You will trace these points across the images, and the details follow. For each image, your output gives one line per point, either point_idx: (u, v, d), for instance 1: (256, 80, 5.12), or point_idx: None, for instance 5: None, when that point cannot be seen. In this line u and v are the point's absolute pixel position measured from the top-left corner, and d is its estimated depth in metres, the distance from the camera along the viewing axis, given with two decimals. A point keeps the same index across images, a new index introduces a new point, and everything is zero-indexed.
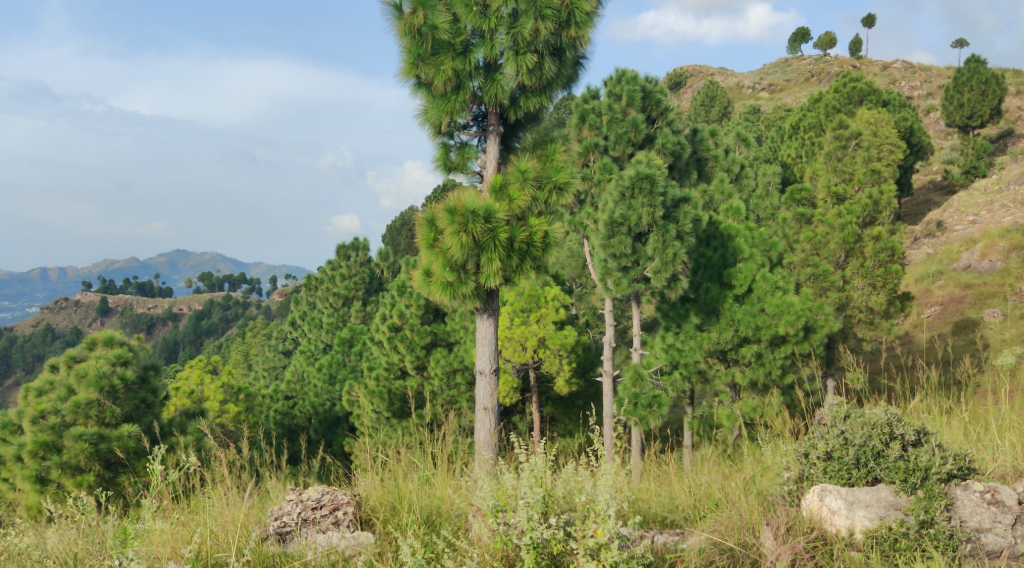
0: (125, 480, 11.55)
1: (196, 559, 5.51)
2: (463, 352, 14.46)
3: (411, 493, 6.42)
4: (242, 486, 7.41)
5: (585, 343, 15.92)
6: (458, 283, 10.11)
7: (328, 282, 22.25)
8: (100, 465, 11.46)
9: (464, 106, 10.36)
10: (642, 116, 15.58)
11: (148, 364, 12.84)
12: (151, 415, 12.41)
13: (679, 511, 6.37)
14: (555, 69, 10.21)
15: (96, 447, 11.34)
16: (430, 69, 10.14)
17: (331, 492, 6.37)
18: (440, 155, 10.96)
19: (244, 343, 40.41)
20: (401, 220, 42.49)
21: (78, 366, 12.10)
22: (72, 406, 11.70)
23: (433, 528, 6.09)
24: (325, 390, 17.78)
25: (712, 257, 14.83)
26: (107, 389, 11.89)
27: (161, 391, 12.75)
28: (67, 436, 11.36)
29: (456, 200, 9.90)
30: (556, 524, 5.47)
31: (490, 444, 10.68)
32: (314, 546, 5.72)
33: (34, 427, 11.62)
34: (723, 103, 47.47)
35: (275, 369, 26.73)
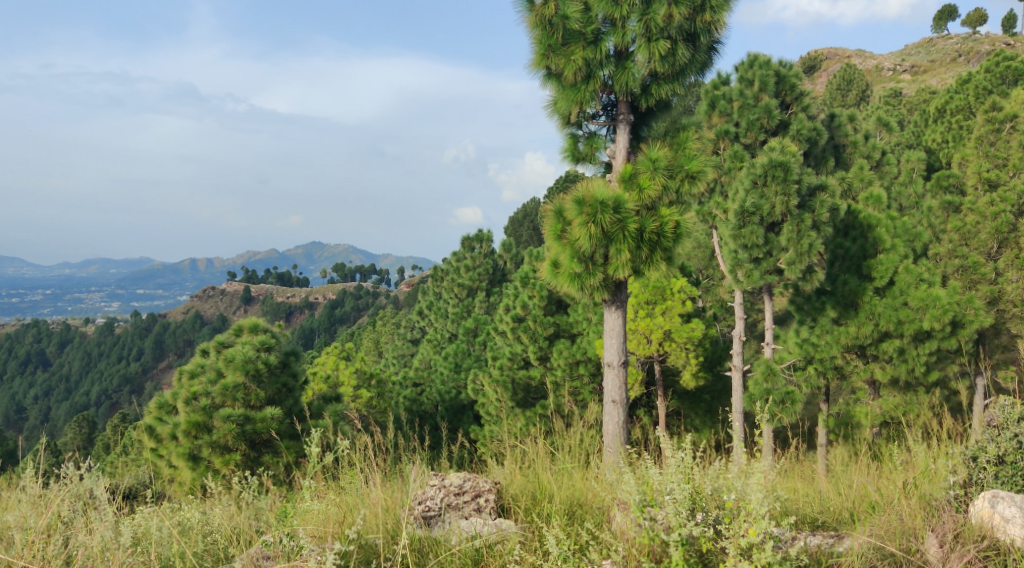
0: (269, 459, 12.15)
1: (354, 541, 5.67)
2: (586, 343, 14.25)
3: (552, 484, 6.46)
4: (377, 469, 7.63)
5: (713, 337, 15.54)
6: (586, 275, 10.00)
7: (454, 273, 22.66)
8: (246, 445, 12.09)
9: (595, 96, 10.23)
10: (775, 101, 14.98)
11: (289, 350, 13.47)
12: (292, 398, 13.05)
13: (831, 513, 6.12)
14: (689, 55, 9.94)
15: (242, 427, 11.99)
16: (561, 59, 10.09)
17: (473, 479, 6.49)
18: (569, 145, 10.93)
19: (374, 331, 41.82)
20: (525, 212, 42.73)
21: (226, 351, 12.79)
22: (221, 389, 12.37)
23: (574, 520, 6.05)
24: (451, 378, 18.07)
25: (850, 248, 14.08)
26: (252, 373, 12.51)
27: (301, 375, 13.35)
28: (216, 416, 12.02)
29: (586, 191, 9.82)
30: (704, 522, 5.36)
31: (618, 436, 10.57)
32: (458, 532, 5.77)
33: (188, 408, 12.33)
34: (861, 86, 45.22)
35: (404, 356, 27.47)
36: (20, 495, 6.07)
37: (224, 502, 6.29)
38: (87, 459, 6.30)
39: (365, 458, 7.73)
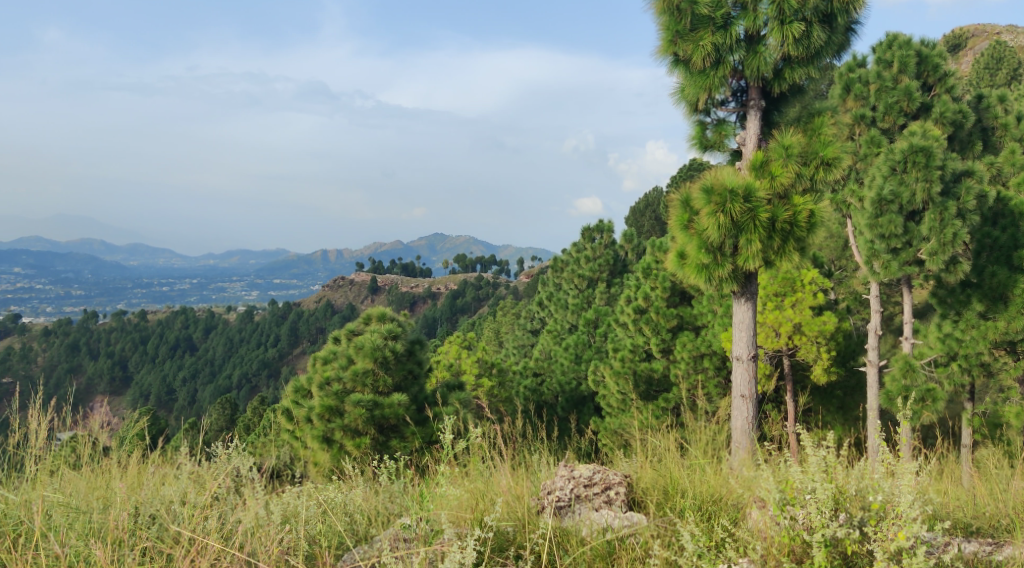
0: (397, 444, 12.50)
1: (495, 531, 5.67)
2: (711, 336, 13.91)
3: (684, 478, 6.35)
4: (503, 458, 7.70)
5: (846, 331, 14.90)
6: (713, 266, 9.78)
7: (574, 264, 22.65)
8: (374, 430, 12.49)
9: (724, 81, 9.96)
10: (916, 83, 14.14)
11: (415, 339, 13.81)
12: (418, 386, 13.41)
13: (986, 519, 5.76)
14: (825, 37, 9.49)
15: (371, 412, 12.37)
16: (689, 45, 9.88)
17: (603, 471, 6.50)
18: (696, 133, 10.69)
19: (495, 321, 42.33)
20: (646, 202, 42.16)
21: (356, 339, 13.24)
22: (352, 374, 12.84)
23: (707, 516, 5.94)
24: (571, 368, 18.06)
25: (999, 237, 13.19)
26: (380, 360, 12.91)
27: (425, 363, 13.69)
28: (347, 401, 12.44)
29: (714, 179, 9.59)
30: (848, 523, 5.15)
31: (747, 433, 10.28)
32: (589, 523, 5.75)
33: (322, 392, 12.84)
34: (1012, 64, 42.13)
35: (524, 347, 27.70)
36: (174, 470, 6.46)
37: (358, 486, 6.49)
38: (231, 439, 6.65)
39: (490, 447, 7.82)
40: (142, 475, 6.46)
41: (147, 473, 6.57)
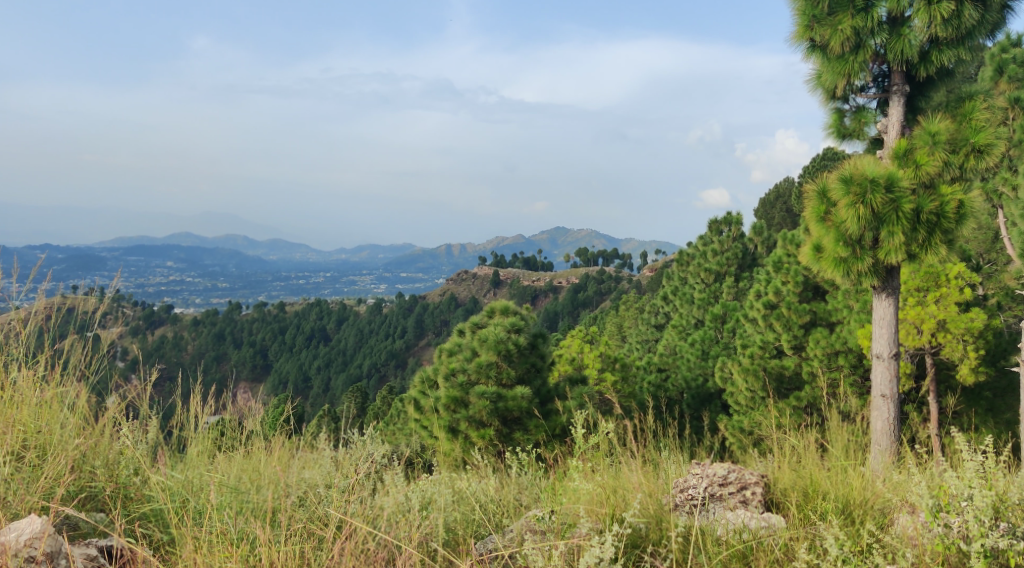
0: (520, 436, 12.59)
1: (635, 530, 5.58)
2: (846, 333, 13.30)
3: (825, 480, 6.15)
4: (630, 454, 7.61)
5: (996, 329, 13.95)
6: (853, 260, 9.34)
7: (701, 257, 22.22)
8: (498, 422, 12.62)
9: (864, 67, 9.50)
10: None
11: (538, 332, 13.86)
12: (541, 379, 13.49)
13: None
14: (977, 16, 8.88)
15: (495, 404, 12.50)
16: (826, 30, 9.48)
17: (738, 471, 6.37)
18: (833, 121, 10.25)
19: (617, 316, 42.04)
20: (776, 193, 40.78)
21: (481, 332, 13.42)
22: (476, 366, 13.02)
23: (851, 519, 5.71)
24: (698, 364, 17.61)
25: None
26: (504, 353, 13.03)
27: (548, 356, 13.72)
28: (472, 393, 12.64)
29: (854, 168, 9.16)
30: (1010, 534, 4.84)
31: (889, 435, 9.76)
32: (724, 522, 5.62)
33: (448, 383, 13.10)
34: None
35: (648, 342, 27.38)
36: (314, 455, 6.75)
37: (488, 477, 6.59)
38: (367, 427, 6.88)
39: (618, 443, 7.76)
40: (285, 457, 6.78)
41: (288, 457, 6.89)
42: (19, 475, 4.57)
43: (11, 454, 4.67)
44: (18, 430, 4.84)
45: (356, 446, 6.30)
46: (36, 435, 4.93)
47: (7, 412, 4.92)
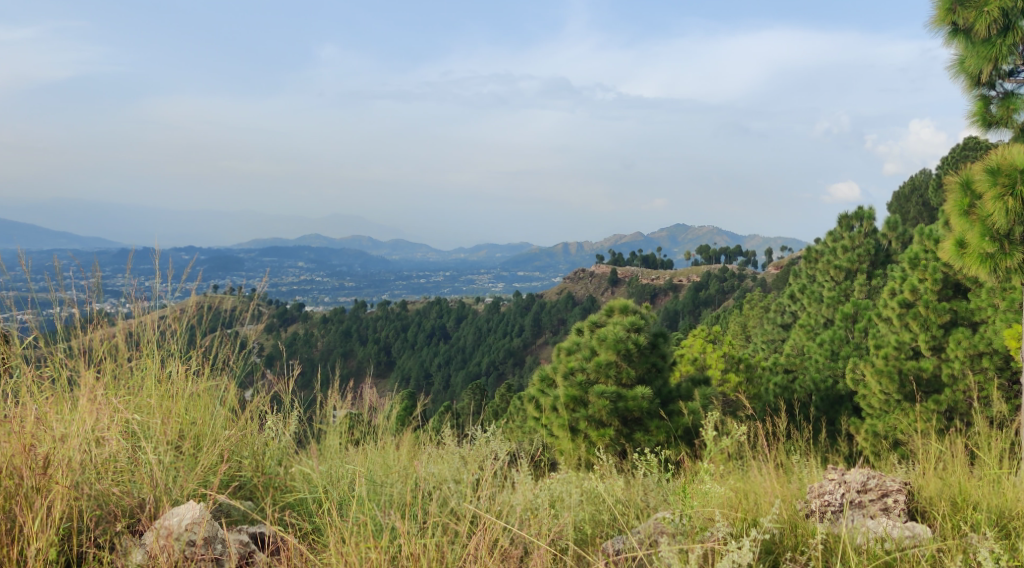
0: (641, 437, 12.45)
1: (769, 536, 5.43)
2: (992, 334, 12.48)
3: (976, 491, 5.83)
4: (759, 457, 7.40)
5: None
6: (1000, 256, 8.73)
7: (830, 255, 21.37)
8: (618, 422, 12.50)
9: (1014, 50, 8.86)
10: None
11: (659, 331, 13.59)
12: (662, 379, 13.22)
13: None
14: None
15: (615, 404, 12.37)
16: (971, 12, 8.93)
17: (878, 477, 6.07)
18: (978, 109, 9.63)
19: (741, 314, 40.99)
20: (913, 185, 38.73)
21: (599, 331, 13.26)
22: (595, 365, 12.94)
23: (1005, 532, 5.37)
24: (827, 365, 16.83)
25: None
26: (623, 352, 12.83)
27: (669, 355, 13.40)
28: (592, 392, 12.57)
29: (1002, 158, 8.54)
30: None
31: None
32: (865, 531, 5.36)
33: (567, 382, 13.07)
34: None
35: (774, 342, 26.55)
36: (439, 450, 6.89)
37: (615, 477, 6.56)
38: (490, 424, 6.97)
39: (749, 447, 7.57)
40: (411, 452, 6.94)
41: (414, 452, 7.05)
42: (178, 462, 4.84)
43: (170, 442, 4.97)
44: (175, 421, 5.16)
45: (478, 444, 6.39)
46: (190, 426, 5.26)
47: (165, 404, 5.26)
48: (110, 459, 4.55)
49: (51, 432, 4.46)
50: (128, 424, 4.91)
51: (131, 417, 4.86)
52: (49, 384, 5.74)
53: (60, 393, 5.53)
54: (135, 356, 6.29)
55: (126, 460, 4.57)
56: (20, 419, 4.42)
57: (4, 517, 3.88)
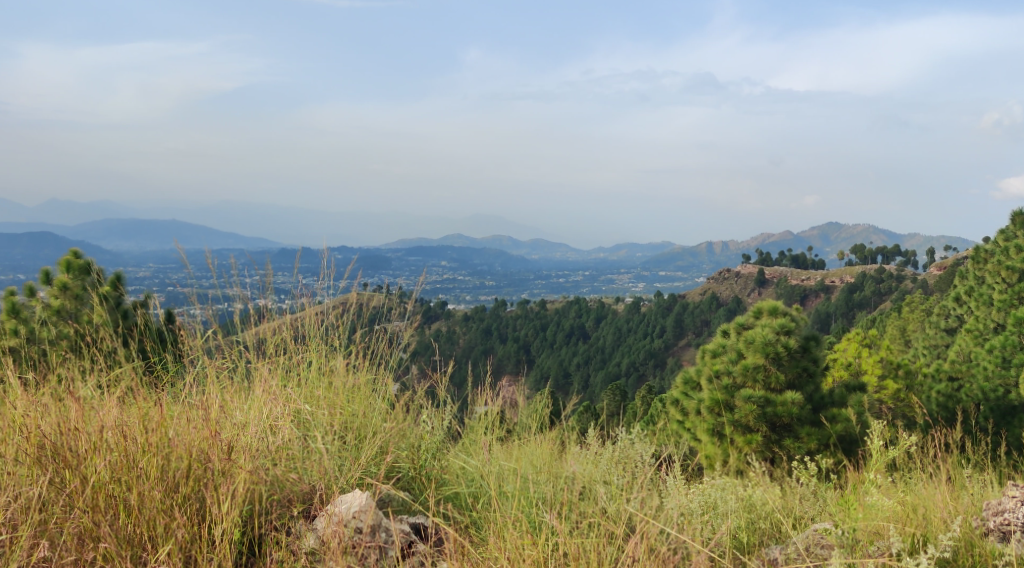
0: (792, 444, 11.96)
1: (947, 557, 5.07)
2: None
3: None
4: (925, 471, 6.91)
5: None
6: None
7: (1001, 255, 19.82)
8: (767, 427, 12.02)
9: None
10: None
11: (811, 334, 12.76)
12: (813, 385, 12.60)
13: None
14: None
15: (763, 410, 11.92)
16: None
17: None
18: None
19: (900, 318, 38.64)
20: None
21: (747, 332, 12.79)
22: (742, 369, 12.54)
23: None
24: (997, 373, 15.22)
25: None
26: (773, 356, 12.31)
27: (823, 360, 12.62)
28: (738, 396, 12.14)
29: None
30: None
31: None
32: None
33: (712, 386, 12.69)
34: None
35: (936, 348, 24.89)
36: (583, 451, 6.86)
37: (768, 484, 6.32)
38: (636, 425, 6.87)
39: (915, 458, 7.11)
40: (556, 451, 6.93)
41: (558, 451, 7.04)
42: (344, 451, 5.06)
43: (336, 433, 5.21)
44: (339, 413, 5.40)
45: (624, 444, 6.29)
46: (353, 418, 5.49)
47: (330, 396, 5.53)
48: (284, 446, 4.81)
49: (232, 420, 4.75)
50: (299, 414, 5.22)
51: (302, 407, 5.16)
52: (228, 374, 6.12)
53: (237, 383, 5.89)
54: (302, 350, 6.63)
55: (298, 448, 4.85)
56: (205, 407, 4.72)
57: (195, 499, 4.10)
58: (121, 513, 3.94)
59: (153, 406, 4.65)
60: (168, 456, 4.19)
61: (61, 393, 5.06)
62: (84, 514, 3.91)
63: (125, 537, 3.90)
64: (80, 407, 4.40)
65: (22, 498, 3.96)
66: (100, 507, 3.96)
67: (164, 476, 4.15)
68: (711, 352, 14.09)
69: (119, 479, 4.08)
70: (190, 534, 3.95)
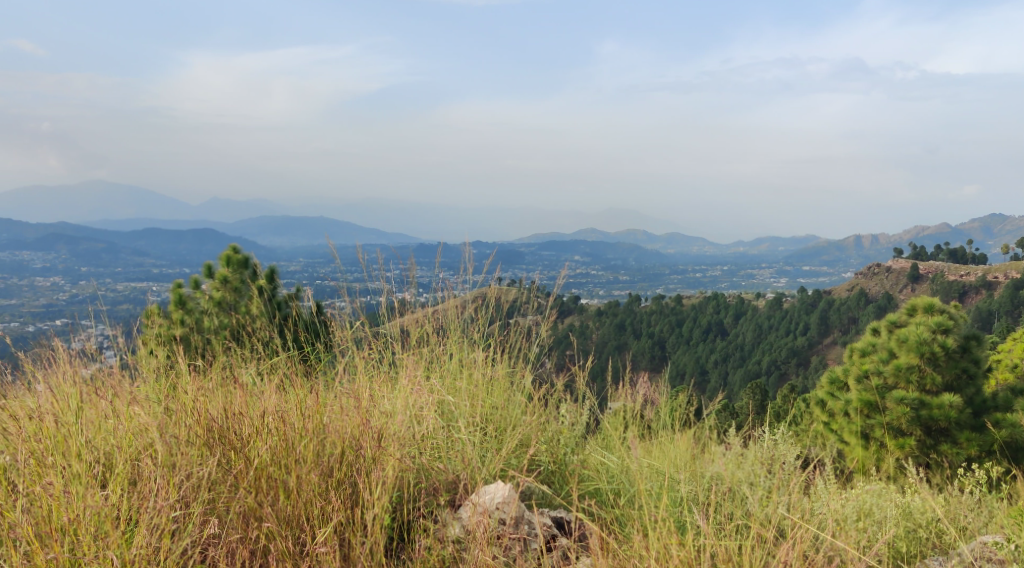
0: (949, 450, 11.13)
1: None
2: None
3: None
4: None
5: None
6: None
7: None
8: (921, 431, 11.27)
9: None
10: None
11: (972, 334, 11.94)
12: (974, 387, 11.74)
13: None
14: None
15: (917, 412, 11.19)
16: None
17: None
18: None
19: None
20: None
21: (899, 331, 12.08)
22: (893, 369, 11.79)
23: None
24: None
25: None
26: (928, 356, 11.56)
27: (985, 361, 11.77)
28: (889, 398, 11.44)
29: None
30: None
31: None
32: None
33: (860, 386, 12.04)
34: None
35: None
36: (724, 451, 6.65)
37: (927, 492, 5.93)
38: (780, 427, 6.60)
39: None
40: (695, 449, 6.76)
41: (696, 450, 6.85)
42: (487, 443, 5.15)
43: (478, 424, 5.31)
44: (480, 405, 5.49)
45: (768, 444, 6.05)
46: (494, 411, 5.57)
47: (472, 388, 5.64)
48: (429, 436, 4.94)
49: (381, 409, 4.92)
50: (443, 404, 5.35)
51: (445, 396, 5.29)
52: (375, 364, 6.34)
53: (384, 373, 6.11)
54: (443, 342, 6.79)
55: (442, 438, 4.98)
56: (355, 396, 4.89)
57: (347, 483, 4.29)
58: (282, 495, 4.13)
59: (308, 394, 4.88)
60: (323, 442, 4.41)
61: (227, 379, 5.41)
62: (248, 495, 4.12)
63: (285, 519, 4.08)
64: (244, 392, 4.68)
65: (196, 477, 4.14)
66: (263, 488, 4.17)
67: (320, 461, 4.34)
68: (858, 351, 13.37)
69: (279, 462, 4.29)
70: (346, 517, 4.10)
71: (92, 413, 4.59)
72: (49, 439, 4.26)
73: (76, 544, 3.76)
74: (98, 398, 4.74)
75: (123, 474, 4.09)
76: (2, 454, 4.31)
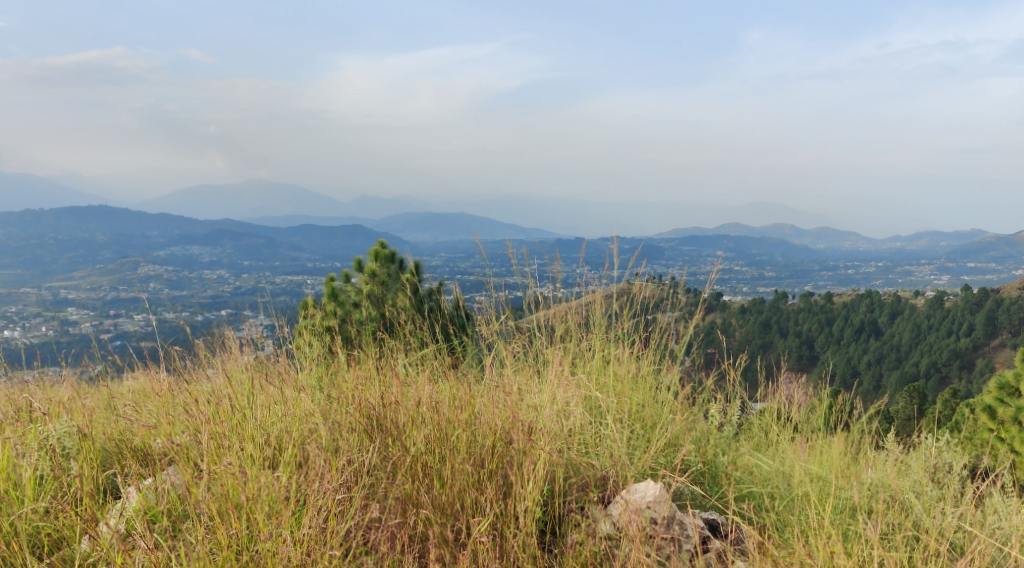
0: None
1: None
2: None
3: None
4: None
5: None
6: None
7: None
8: None
9: None
10: None
11: None
12: None
13: None
14: None
15: None
16: None
17: None
18: None
19: None
20: None
21: None
22: None
23: None
24: None
25: None
26: None
27: None
28: None
29: None
30: None
31: None
32: None
33: None
34: None
35: None
36: (884, 457, 6.31)
37: None
38: (947, 433, 6.19)
39: None
40: (852, 454, 6.44)
41: (854, 455, 6.53)
42: (635, 441, 5.11)
43: (625, 421, 5.27)
44: (627, 402, 5.45)
45: (933, 451, 5.67)
46: (641, 408, 5.51)
47: (618, 384, 5.60)
48: (577, 431, 4.97)
49: (529, 402, 4.97)
50: (590, 400, 5.34)
51: (593, 392, 5.29)
52: (522, 358, 6.38)
53: (530, 366, 6.17)
54: (589, 337, 6.76)
55: (590, 434, 4.99)
56: (505, 389, 4.97)
57: (499, 474, 4.36)
58: (437, 483, 4.24)
59: (460, 386, 5.01)
60: (475, 433, 4.52)
61: (381, 370, 5.61)
62: (405, 481, 4.26)
63: (440, 506, 4.20)
64: (399, 382, 4.86)
65: (356, 462, 4.31)
66: (418, 476, 4.31)
67: (472, 452, 4.44)
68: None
69: (433, 451, 4.43)
70: (499, 507, 4.17)
71: (262, 398, 4.88)
72: (226, 421, 4.55)
73: (251, 521, 3.99)
74: (267, 384, 5.02)
75: (292, 457, 4.32)
76: (185, 434, 4.66)
